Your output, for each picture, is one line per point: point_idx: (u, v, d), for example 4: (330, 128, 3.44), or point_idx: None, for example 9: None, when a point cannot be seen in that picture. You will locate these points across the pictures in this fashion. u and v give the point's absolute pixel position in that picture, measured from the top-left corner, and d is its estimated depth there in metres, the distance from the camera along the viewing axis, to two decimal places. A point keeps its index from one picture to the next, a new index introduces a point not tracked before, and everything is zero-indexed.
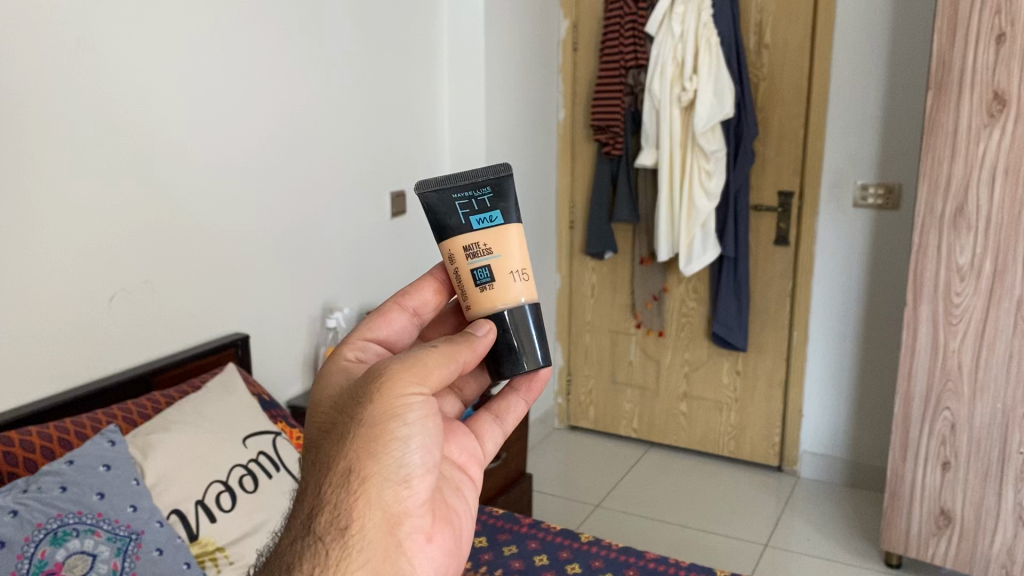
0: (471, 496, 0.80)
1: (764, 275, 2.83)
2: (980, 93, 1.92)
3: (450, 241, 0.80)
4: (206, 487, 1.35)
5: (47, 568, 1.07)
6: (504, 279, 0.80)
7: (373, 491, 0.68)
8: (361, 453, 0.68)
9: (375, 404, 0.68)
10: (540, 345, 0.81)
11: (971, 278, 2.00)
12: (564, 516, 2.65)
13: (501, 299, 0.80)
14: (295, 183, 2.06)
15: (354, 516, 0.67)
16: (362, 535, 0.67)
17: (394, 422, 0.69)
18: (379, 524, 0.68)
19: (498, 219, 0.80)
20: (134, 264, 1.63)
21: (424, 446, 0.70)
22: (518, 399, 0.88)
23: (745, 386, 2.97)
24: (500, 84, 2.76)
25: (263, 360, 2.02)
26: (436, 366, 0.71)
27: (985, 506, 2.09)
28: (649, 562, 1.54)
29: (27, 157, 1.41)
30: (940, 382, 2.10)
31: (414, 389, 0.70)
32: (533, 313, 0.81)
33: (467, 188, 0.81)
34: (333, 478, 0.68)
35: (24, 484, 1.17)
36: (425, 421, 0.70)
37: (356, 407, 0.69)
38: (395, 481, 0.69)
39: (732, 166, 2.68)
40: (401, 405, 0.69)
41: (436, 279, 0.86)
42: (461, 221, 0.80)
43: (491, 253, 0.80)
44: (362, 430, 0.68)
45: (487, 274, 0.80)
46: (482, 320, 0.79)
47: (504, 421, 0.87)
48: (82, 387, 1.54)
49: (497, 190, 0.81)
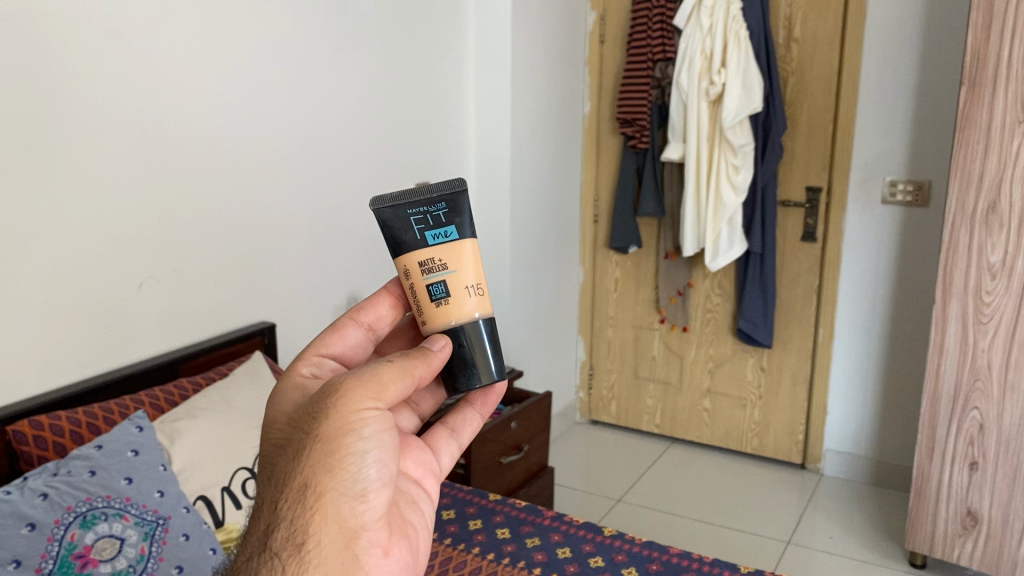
0: (427, 508, 0.80)
1: (791, 271, 2.81)
2: (1015, 88, 1.89)
3: (405, 257, 0.80)
4: (232, 473, 1.36)
5: (76, 551, 1.08)
6: (459, 295, 0.80)
7: (329, 507, 0.67)
8: (318, 469, 0.67)
9: (330, 419, 0.67)
10: (494, 359, 0.81)
11: (1002, 277, 1.98)
12: (584, 509, 2.64)
13: (455, 315, 0.79)
14: (324, 175, 2.07)
15: (311, 531, 0.66)
16: (319, 551, 0.66)
17: (350, 436, 0.68)
18: (335, 539, 0.67)
19: (453, 235, 0.80)
20: (164, 251, 1.64)
21: (380, 460, 0.69)
22: (474, 413, 0.88)
23: (770, 383, 2.95)
24: (528, 75, 2.75)
25: (289, 348, 2.03)
26: (392, 381, 0.70)
27: (1013, 508, 2.07)
28: (672, 557, 1.53)
29: (61, 141, 1.42)
30: (969, 381, 2.08)
31: (369, 404, 0.69)
32: (488, 328, 0.81)
33: (422, 204, 0.80)
34: (289, 494, 0.67)
35: (54, 467, 1.19)
36: (381, 435, 0.69)
37: (312, 422, 0.68)
38: (352, 496, 0.68)
39: (760, 161, 2.65)
40: (357, 420, 0.68)
41: (392, 295, 0.85)
42: (416, 236, 0.80)
43: (446, 269, 0.79)
44: (317, 445, 0.67)
45: (442, 289, 0.79)
46: (436, 335, 0.78)
47: (461, 436, 0.87)
48: (112, 373, 1.55)
49: (451, 207, 0.81)
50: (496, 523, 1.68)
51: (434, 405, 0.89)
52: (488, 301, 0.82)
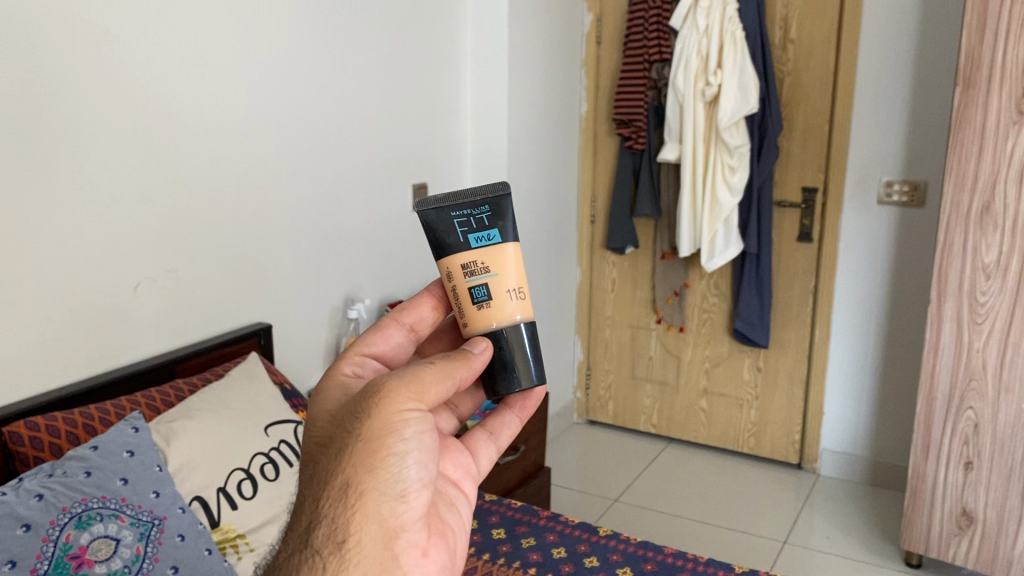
0: (465, 510, 0.80)
1: (787, 271, 2.81)
2: (1009, 89, 1.89)
3: (449, 259, 0.81)
4: (229, 473, 1.36)
5: (72, 551, 1.08)
6: (500, 298, 0.80)
7: (370, 506, 0.67)
8: (359, 468, 0.67)
9: (372, 418, 0.68)
10: (534, 364, 0.81)
11: (997, 277, 1.98)
12: (582, 509, 2.65)
13: (495, 318, 0.80)
14: (324, 176, 2.09)
15: (351, 530, 0.66)
16: (359, 550, 0.66)
17: (391, 436, 0.68)
18: (376, 538, 0.67)
19: (496, 238, 0.81)
20: (160, 252, 1.64)
21: (420, 462, 0.69)
22: (512, 415, 0.88)
23: (766, 383, 2.95)
24: (525, 76, 2.76)
25: (285, 349, 2.03)
26: (432, 383, 0.71)
27: (1008, 508, 2.07)
28: (666, 557, 1.54)
29: (57, 141, 1.43)
30: (964, 381, 2.08)
31: (410, 405, 0.69)
32: (529, 332, 0.81)
33: (465, 207, 0.81)
34: (331, 493, 0.67)
35: (50, 468, 1.20)
36: (421, 436, 0.69)
37: (353, 421, 0.69)
38: (392, 496, 0.68)
39: (755, 161, 2.65)
40: (399, 421, 0.68)
41: (434, 297, 0.86)
42: (459, 239, 0.81)
43: (488, 272, 0.80)
44: (358, 445, 0.67)
45: (484, 292, 0.80)
46: (477, 338, 0.79)
47: (499, 438, 0.88)
48: (107, 373, 1.56)
49: (495, 210, 0.82)
50: (491, 524, 1.68)
51: (473, 404, 0.89)
52: (530, 306, 0.82)
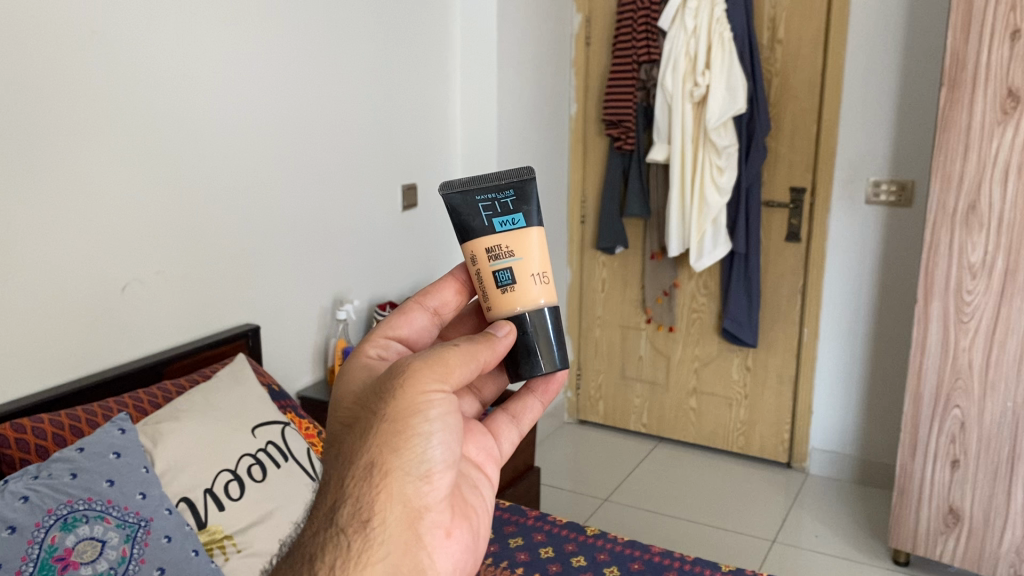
0: (487, 493, 0.80)
1: (775, 271, 2.82)
2: (994, 89, 1.91)
3: (473, 243, 0.82)
4: (215, 475, 1.36)
5: (57, 553, 1.08)
6: (524, 282, 0.81)
7: (395, 485, 0.67)
8: (384, 447, 0.68)
9: (397, 399, 0.69)
10: (557, 347, 0.82)
11: (982, 277, 2.00)
12: (572, 509, 2.65)
13: (518, 302, 0.81)
14: (313, 176, 2.09)
15: (377, 509, 0.66)
16: (384, 529, 0.66)
17: (415, 417, 0.69)
18: (401, 517, 0.67)
19: (520, 222, 0.82)
20: (147, 254, 1.64)
21: (446, 442, 0.70)
22: (535, 399, 0.88)
23: (755, 382, 2.96)
24: (514, 76, 2.76)
25: (273, 351, 2.03)
26: (457, 364, 0.71)
27: (995, 505, 2.09)
28: (654, 556, 1.54)
29: (43, 142, 1.43)
30: (950, 379, 2.09)
31: (435, 385, 0.70)
32: (553, 316, 0.82)
33: (490, 191, 0.82)
34: (356, 472, 0.67)
35: (35, 470, 1.20)
36: (446, 417, 0.70)
37: (378, 402, 0.69)
38: (416, 476, 0.69)
39: (744, 162, 2.66)
40: (423, 402, 0.69)
41: (457, 280, 0.87)
42: (484, 223, 0.81)
43: (512, 256, 0.81)
44: (384, 424, 0.68)
45: (508, 276, 0.81)
46: (500, 321, 0.80)
47: (521, 422, 0.88)
48: (94, 375, 1.55)
49: (519, 195, 0.83)
50: None
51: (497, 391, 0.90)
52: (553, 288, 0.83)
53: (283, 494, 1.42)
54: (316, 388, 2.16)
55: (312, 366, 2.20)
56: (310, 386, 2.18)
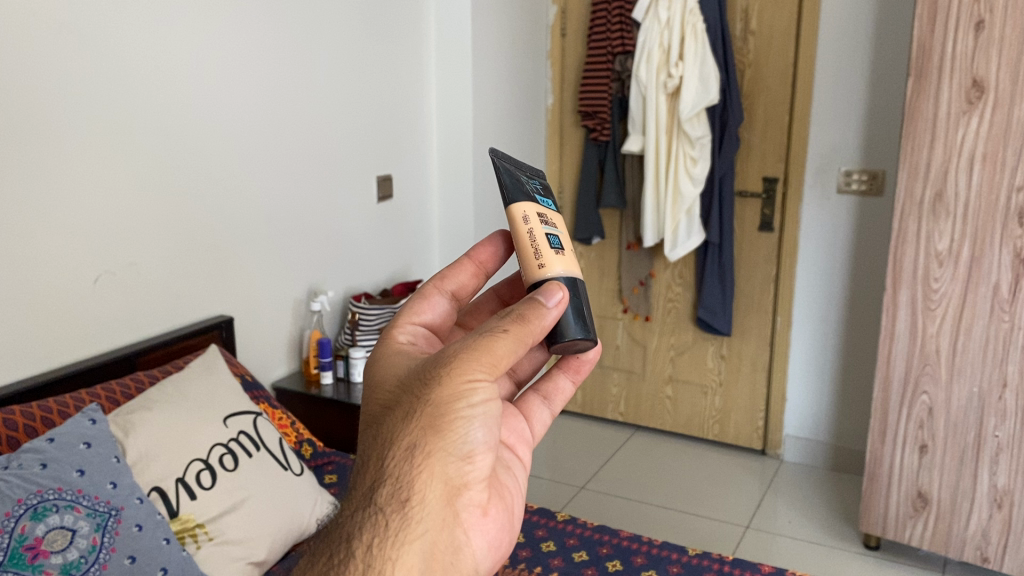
0: (520, 474, 0.80)
1: (748, 261, 2.86)
2: (959, 79, 1.93)
3: (525, 205, 0.83)
4: (186, 465, 1.37)
5: (27, 542, 1.10)
6: (569, 251, 0.84)
7: (436, 466, 0.66)
8: (427, 429, 0.66)
9: (442, 385, 0.66)
10: (579, 321, 0.79)
11: (949, 264, 2.03)
12: (551, 497, 2.67)
13: (563, 263, 0.81)
14: (286, 167, 2.09)
15: (416, 489, 0.65)
16: (422, 507, 0.65)
17: (460, 402, 0.66)
18: (440, 497, 0.66)
19: (552, 207, 0.88)
20: (118, 246, 1.65)
21: (489, 426, 0.68)
22: (565, 379, 0.89)
23: (730, 370, 2.99)
24: (488, 68, 2.77)
25: (246, 342, 2.04)
26: (506, 350, 0.68)
27: (962, 488, 2.12)
28: (623, 541, 1.56)
29: (13, 134, 1.43)
30: (918, 365, 2.13)
31: (481, 374, 0.67)
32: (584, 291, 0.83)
33: (524, 175, 0.88)
34: (396, 453, 0.66)
35: (4, 461, 1.20)
36: (490, 403, 0.67)
37: (422, 388, 0.67)
38: (458, 457, 0.67)
39: (717, 152, 2.69)
40: (467, 388, 0.66)
41: (473, 263, 0.87)
42: (530, 194, 0.86)
43: (556, 227, 0.85)
44: (429, 409, 0.66)
45: (557, 242, 0.83)
46: (553, 286, 0.75)
47: (553, 403, 0.88)
48: (65, 367, 1.56)
49: (545, 187, 0.91)
50: None
51: (530, 370, 0.91)
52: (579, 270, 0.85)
53: (254, 482, 1.44)
54: (291, 379, 2.17)
55: (287, 357, 2.21)
56: (285, 377, 2.19)
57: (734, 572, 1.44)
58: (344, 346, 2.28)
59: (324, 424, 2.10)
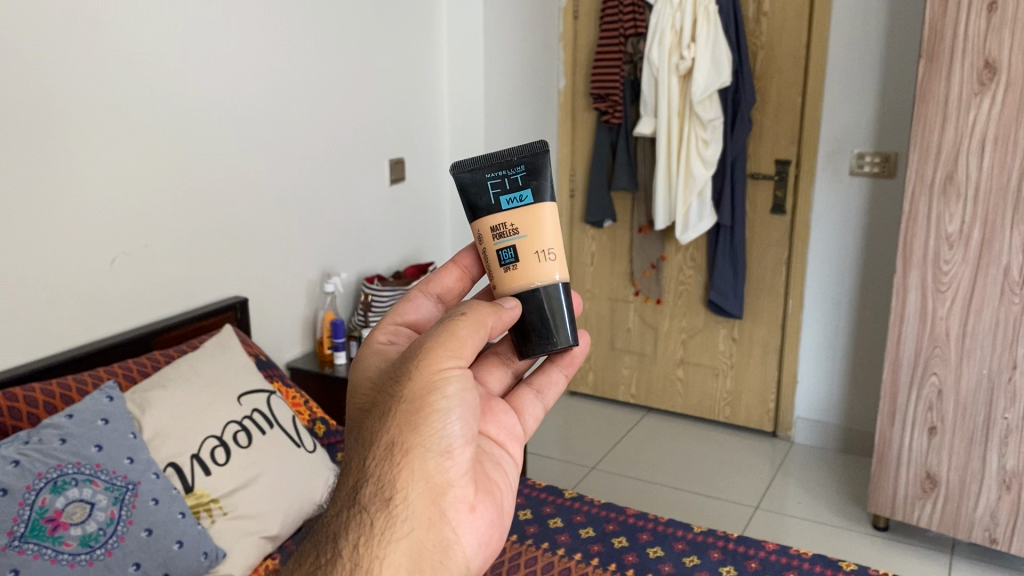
0: (511, 471, 0.81)
1: (761, 243, 2.86)
2: (972, 60, 1.93)
3: (481, 221, 0.85)
4: (202, 442, 1.40)
5: (47, 515, 1.15)
6: (527, 260, 0.83)
7: (416, 462, 0.68)
8: (403, 427, 0.68)
9: (415, 377, 0.70)
10: (568, 327, 0.84)
11: (960, 246, 2.03)
12: (561, 477, 2.70)
13: (514, 283, 0.83)
14: (301, 150, 2.12)
15: (398, 487, 0.67)
16: (406, 505, 0.67)
17: (433, 395, 0.69)
18: (423, 494, 0.68)
19: (528, 199, 0.84)
20: (134, 227, 1.68)
21: (464, 418, 0.70)
22: (557, 371, 0.92)
23: (741, 352, 3.00)
24: (500, 50, 2.77)
25: (261, 322, 2.07)
26: (468, 335, 0.72)
27: (971, 470, 2.13)
28: (629, 518, 1.59)
29: (30, 118, 1.46)
30: (928, 348, 2.13)
31: (450, 362, 0.71)
32: (563, 294, 0.84)
33: (502, 168, 0.84)
34: (377, 453, 0.68)
35: (25, 436, 1.23)
36: (463, 393, 0.71)
37: (396, 385, 0.71)
38: (437, 452, 0.69)
39: (729, 135, 2.69)
40: (440, 379, 0.70)
41: (459, 267, 0.90)
42: (491, 201, 0.84)
43: (516, 234, 0.83)
44: (403, 406, 0.69)
45: (511, 254, 0.83)
46: (508, 296, 0.81)
47: (546, 397, 0.91)
48: (84, 346, 1.59)
49: (530, 169, 0.84)
50: None
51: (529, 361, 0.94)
52: (553, 268, 0.84)
53: (268, 458, 1.47)
54: (306, 360, 2.21)
55: (301, 337, 2.24)
56: (299, 357, 2.22)
57: (739, 549, 1.48)
58: (358, 327, 2.31)
59: (337, 403, 2.13)
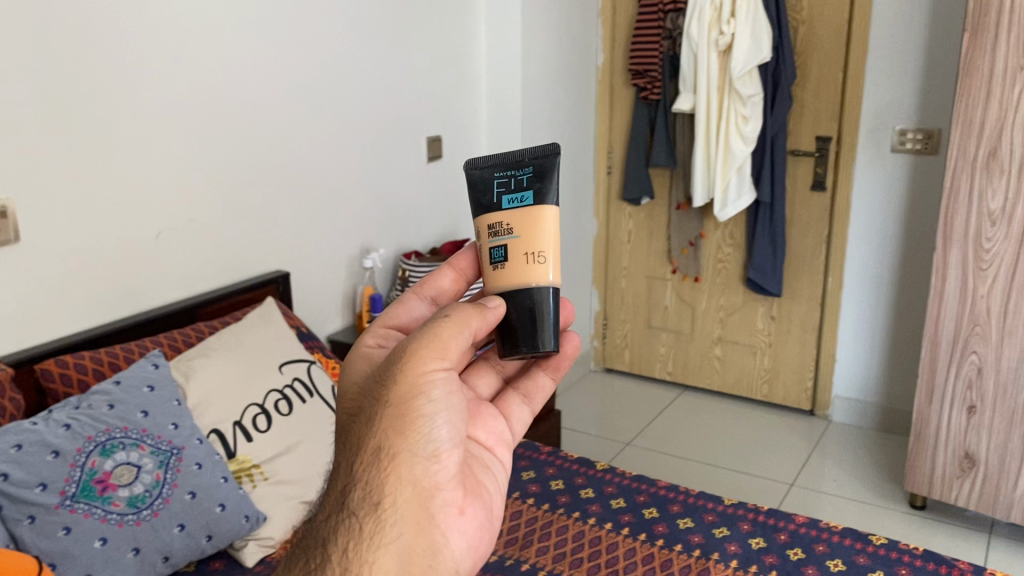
0: (500, 473, 0.83)
1: (801, 220, 2.83)
2: (1017, 34, 1.89)
3: (481, 219, 0.84)
4: (243, 409, 1.44)
5: (97, 476, 1.20)
6: (514, 260, 0.81)
7: (403, 467, 0.69)
8: (390, 431, 0.69)
9: (401, 380, 0.70)
10: (553, 333, 0.79)
11: (1002, 223, 2.00)
12: (596, 452, 2.72)
13: (499, 281, 0.82)
14: (341, 127, 2.15)
15: (387, 491, 0.68)
16: (395, 509, 0.68)
17: (419, 399, 0.70)
18: (412, 498, 0.69)
19: (528, 200, 0.82)
20: (179, 202, 1.72)
21: (449, 421, 0.72)
22: (546, 377, 0.91)
23: (780, 330, 2.99)
24: (538, 26, 2.77)
25: (302, 296, 2.12)
26: (452, 338, 0.72)
27: (1010, 450, 2.11)
28: (660, 490, 1.60)
29: (79, 94, 1.50)
30: (968, 326, 2.11)
31: (435, 365, 0.71)
32: (551, 299, 0.80)
33: (511, 167, 0.84)
34: (364, 458, 0.69)
35: (76, 401, 1.29)
36: (448, 396, 0.72)
37: (381, 389, 0.71)
38: (424, 456, 0.70)
39: (769, 110, 2.66)
40: (426, 382, 0.71)
41: (455, 269, 0.87)
42: (495, 199, 0.84)
43: (509, 234, 0.82)
44: (389, 409, 0.70)
45: (502, 253, 0.82)
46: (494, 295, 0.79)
47: (533, 401, 0.91)
48: (132, 317, 1.65)
49: (537, 171, 0.83)
50: None
51: (519, 366, 0.94)
52: (541, 272, 0.80)
53: (308, 426, 1.50)
54: (346, 333, 2.25)
55: (341, 311, 2.28)
56: (340, 331, 2.27)
57: (769, 522, 1.49)
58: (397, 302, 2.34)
59: None
